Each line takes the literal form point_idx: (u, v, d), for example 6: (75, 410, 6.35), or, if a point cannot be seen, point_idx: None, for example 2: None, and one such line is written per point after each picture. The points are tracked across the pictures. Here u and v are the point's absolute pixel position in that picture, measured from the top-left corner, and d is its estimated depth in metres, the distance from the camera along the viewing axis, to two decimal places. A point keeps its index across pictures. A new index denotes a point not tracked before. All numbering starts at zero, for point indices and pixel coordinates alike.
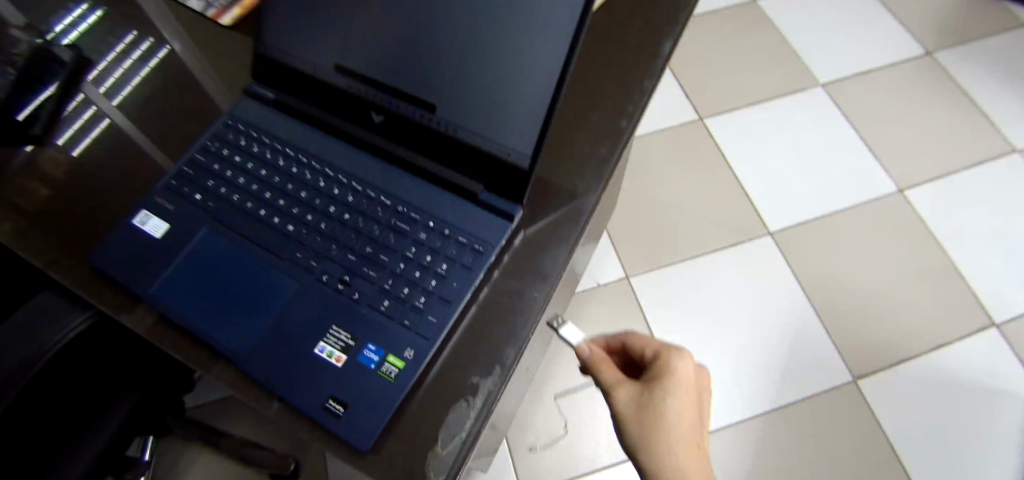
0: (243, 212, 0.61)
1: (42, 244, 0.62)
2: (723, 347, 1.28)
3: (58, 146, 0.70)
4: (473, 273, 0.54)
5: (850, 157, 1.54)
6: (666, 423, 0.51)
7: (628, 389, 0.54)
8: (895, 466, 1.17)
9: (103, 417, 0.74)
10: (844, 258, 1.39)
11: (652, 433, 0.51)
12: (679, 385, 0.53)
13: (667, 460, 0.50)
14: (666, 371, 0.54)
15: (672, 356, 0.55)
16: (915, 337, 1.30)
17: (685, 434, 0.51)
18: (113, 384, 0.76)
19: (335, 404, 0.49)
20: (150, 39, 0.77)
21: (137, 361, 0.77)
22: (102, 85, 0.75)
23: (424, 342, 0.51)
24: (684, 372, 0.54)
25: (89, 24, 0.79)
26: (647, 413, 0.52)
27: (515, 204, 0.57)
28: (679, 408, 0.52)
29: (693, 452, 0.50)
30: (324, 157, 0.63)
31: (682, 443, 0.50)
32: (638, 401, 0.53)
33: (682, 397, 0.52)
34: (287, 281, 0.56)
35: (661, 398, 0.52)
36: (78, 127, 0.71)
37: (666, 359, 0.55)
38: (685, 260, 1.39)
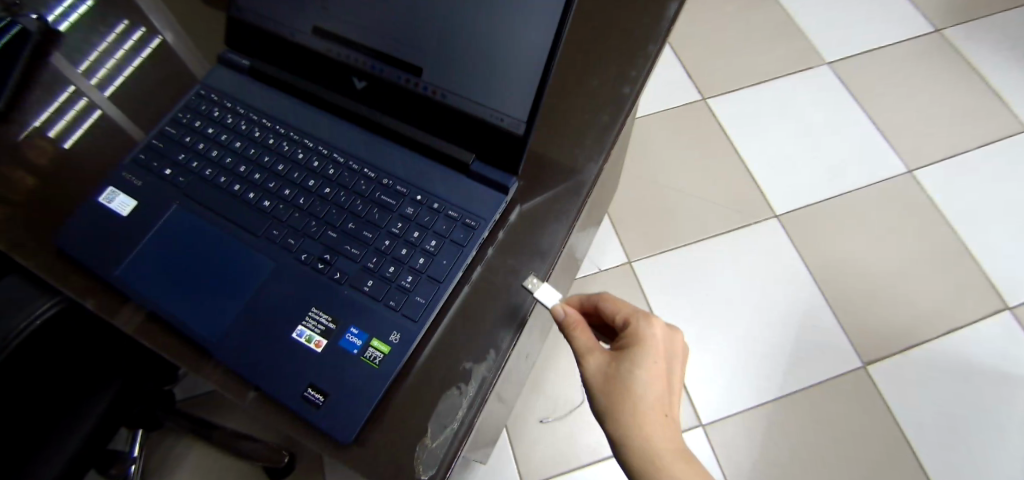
0: (217, 188, 0.56)
1: (22, 241, 0.56)
2: (728, 333, 1.24)
3: (48, 139, 0.63)
4: (465, 250, 0.49)
5: (859, 136, 1.48)
6: (636, 400, 0.46)
7: (596, 358, 0.47)
8: (906, 452, 1.13)
9: (83, 408, 0.68)
10: (852, 240, 1.35)
11: (620, 409, 0.46)
12: (650, 354, 0.47)
13: (636, 436, 0.45)
14: (637, 338, 0.47)
15: (643, 321, 0.48)
16: (924, 321, 1.25)
17: (657, 408, 0.46)
18: (93, 374, 0.70)
19: (314, 393, 0.45)
20: (142, 30, 0.70)
21: (118, 349, 0.72)
22: (93, 77, 0.67)
23: (412, 324, 0.46)
24: (656, 339, 0.47)
25: (82, 12, 0.71)
26: (616, 388, 0.46)
27: (508, 175, 0.52)
28: (651, 381, 0.46)
29: (664, 425, 0.46)
30: (303, 129, 0.58)
31: (651, 420, 0.46)
32: (606, 372, 0.47)
33: (655, 368, 0.46)
34: (263, 260, 0.51)
35: (631, 370, 0.46)
36: (72, 118, 0.64)
37: (636, 325, 0.48)
38: (689, 243, 1.34)
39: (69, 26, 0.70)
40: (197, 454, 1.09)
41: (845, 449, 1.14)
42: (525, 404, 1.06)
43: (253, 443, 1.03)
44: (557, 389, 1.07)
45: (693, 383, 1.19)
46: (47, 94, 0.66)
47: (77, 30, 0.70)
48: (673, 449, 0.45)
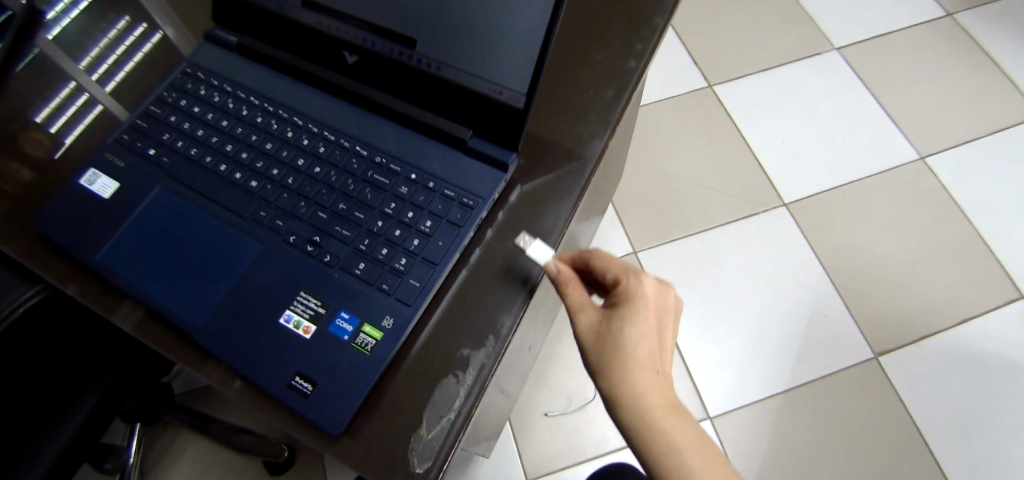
0: (203, 168, 0.54)
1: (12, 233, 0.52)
2: (736, 325, 1.18)
3: (48, 135, 0.59)
4: (462, 231, 0.47)
5: (871, 121, 1.42)
6: (628, 359, 0.43)
7: (586, 316, 0.45)
8: (921, 448, 1.07)
9: (73, 402, 0.64)
10: (864, 228, 1.28)
11: (610, 368, 0.43)
12: (642, 311, 0.44)
13: (628, 397, 0.43)
14: (627, 296, 0.45)
15: (634, 278, 0.45)
16: (939, 311, 1.19)
17: (650, 367, 0.43)
18: (84, 366, 0.67)
19: (302, 381, 0.42)
20: (144, 25, 0.65)
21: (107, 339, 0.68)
22: (96, 72, 0.63)
23: (407, 309, 0.44)
24: (648, 295, 0.45)
25: (80, 10, 0.66)
26: (608, 347, 0.44)
27: (507, 151, 0.49)
28: (643, 339, 0.44)
29: (657, 383, 0.44)
30: (293, 106, 0.55)
31: (646, 379, 0.43)
32: (597, 331, 0.45)
33: (647, 325, 0.44)
34: (249, 243, 0.49)
35: (622, 328, 0.44)
36: (73, 113, 0.60)
37: (627, 282, 0.45)
38: (695, 232, 1.28)
39: (68, 24, 0.65)
40: (195, 449, 1.06)
41: (859, 443, 1.08)
42: (528, 397, 1.03)
43: (249, 436, 1.00)
44: (561, 383, 1.04)
45: (697, 378, 1.13)
46: (46, 88, 0.62)
47: (77, 27, 0.65)
48: (667, 409, 0.43)
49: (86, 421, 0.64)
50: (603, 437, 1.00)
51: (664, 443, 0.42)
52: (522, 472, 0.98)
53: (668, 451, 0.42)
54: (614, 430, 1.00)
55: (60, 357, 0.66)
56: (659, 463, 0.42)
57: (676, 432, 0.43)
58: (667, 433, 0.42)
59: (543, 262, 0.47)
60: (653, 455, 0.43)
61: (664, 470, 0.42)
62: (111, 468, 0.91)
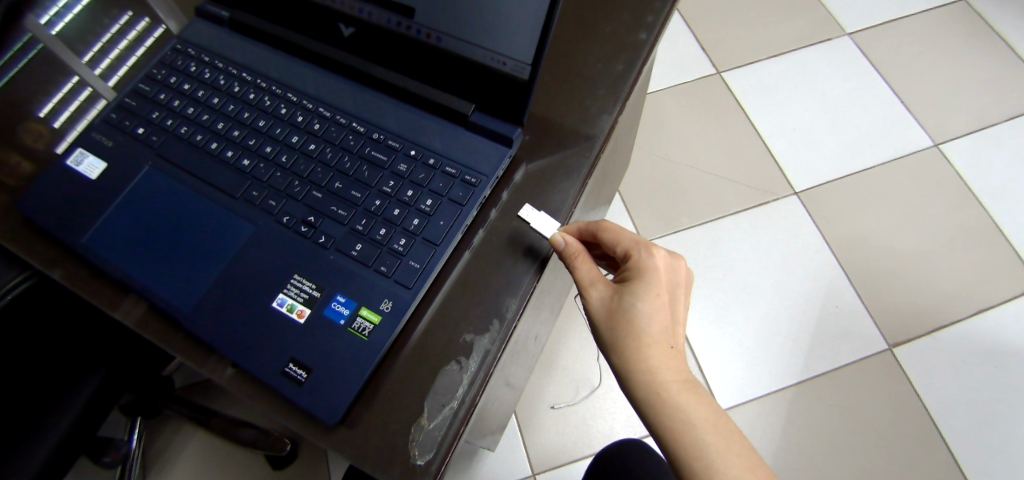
0: (193, 147, 0.51)
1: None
2: (747, 317, 1.13)
3: (52, 130, 0.55)
4: (465, 210, 0.44)
5: (883, 105, 1.34)
6: (639, 333, 0.44)
7: (598, 291, 0.46)
8: (937, 440, 1.03)
9: (69, 394, 0.62)
10: (876, 216, 1.22)
11: (623, 341, 0.44)
12: (652, 285, 0.45)
13: (640, 371, 0.44)
14: (637, 271, 0.45)
15: (644, 251, 0.46)
16: (955, 300, 1.14)
17: (661, 340, 0.44)
18: (78, 358, 0.64)
19: (296, 368, 0.40)
20: (145, 20, 0.61)
21: (100, 330, 0.65)
22: (98, 67, 0.59)
23: (406, 292, 0.41)
24: (658, 270, 0.45)
25: (81, 4, 0.62)
26: (619, 322, 0.45)
27: (512, 125, 0.46)
28: (653, 314, 0.44)
29: (669, 357, 0.44)
30: (286, 82, 0.53)
31: (657, 353, 0.44)
32: (609, 306, 0.45)
33: (658, 300, 0.44)
34: (241, 224, 0.46)
35: (633, 303, 0.45)
36: (77, 108, 0.57)
37: (637, 257, 0.46)
38: (703, 224, 1.22)
39: (71, 18, 0.61)
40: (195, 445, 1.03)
41: (872, 437, 1.04)
42: (534, 389, 1.01)
43: (251, 430, 0.96)
44: (568, 375, 1.02)
45: (702, 372, 1.08)
46: (50, 84, 0.58)
47: (80, 21, 0.61)
48: (679, 380, 0.44)
49: (83, 414, 0.63)
50: (610, 429, 0.98)
51: (678, 416, 0.43)
52: (529, 466, 0.95)
53: (681, 423, 0.43)
54: (622, 422, 0.98)
55: (58, 349, 0.64)
56: (672, 435, 0.43)
57: (689, 405, 0.43)
58: (680, 406, 0.43)
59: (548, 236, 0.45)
60: (665, 427, 0.43)
61: (678, 442, 0.43)
62: (110, 462, 0.88)
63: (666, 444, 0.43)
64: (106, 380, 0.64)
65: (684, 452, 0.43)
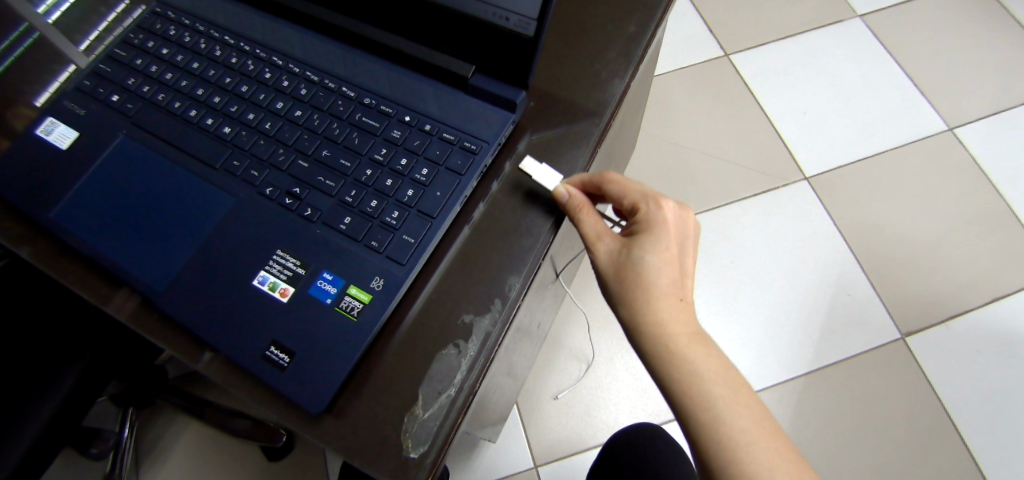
0: (170, 115, 0.47)
1: None
2: (755, 304, 1.03)
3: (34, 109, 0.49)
4: (464, 180, 0.40)
5: (900, 82, 1.20)
6: (648, 286, 0.40)
7: (605, 245, 0.42)
8: (952, 437, 0.93)
9: (46, 388, 0.58)
10: (891, 201, 1.10)
11: (631, 296, 0.41)
12: (662, 238, 0.41)
13: (648, 325, 0.40)
14: (646, 223, 0.41)
15: (653, 204, 0.42)
16: (971, 288, 1.02)
17: (671, 293, 0.41)
18: (59, 349, 0.60)
19: (277, 351, 0.36)
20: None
21: (83, 320, 0.61)
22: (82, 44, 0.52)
23: (399, 269, 0.38)
24: (668, 222, 0.41)
25: None
26: (627, 275, 0.41)
27: (516, 89, 0.42)
28: (662, 268, 0.41)
29: (679, 312, 0.41)
30: (271, 45, 0.48)
31: (667, 307, 0.40)
32: (616, 260, 0.41)
33: (667, 254, 0.41)
34: (219, 195, 0.42)
35: (641, 257, 0.41)
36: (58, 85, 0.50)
37: (645, 209, 0.42)
38: (705, 209, 1.11)
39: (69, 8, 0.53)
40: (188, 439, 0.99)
41: (888, 433, 0.94)
42: (537, 377, 0.97)
43: (247, 421, 0.93)
44: (571, 363, 0.98)
45: None
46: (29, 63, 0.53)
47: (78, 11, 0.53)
48: (689, 334, 0.40)
49: (60, 408, 0.58)
50: (614, 421, 0.95)
51: (687, 371, 0.40)
52: (531, 457, 0.92)
53: (691, 379, 0.39)
54: (626, 414, 0.95)
55: (37, 338, 0.60)
56: (681, 391, 0.40)
57: (700, 360, 0.40)
58: (691, 362, 0.40)
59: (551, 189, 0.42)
60: (674, 383, 0.40)
61: (687, 398, 0.39)
62: (97, 452, 0.88)
63: (676, 400, 0.40)
64: (86, 370, 0.60)
65: (694, 409, 0.39)
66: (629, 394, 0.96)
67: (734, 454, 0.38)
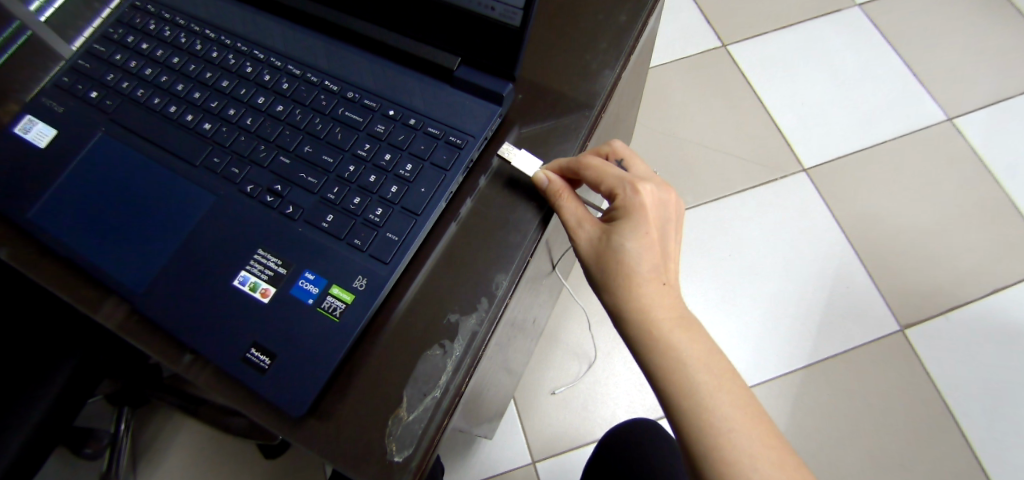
0: (150, 111, 0.46)
1: None
2: (754, 297, 1.02)
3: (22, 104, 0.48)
4: (449, 175, 0.39)
5: (898, 72, 1.19)
6: (630, 273, 0.40)
7: (585, 232, 0.41)
8: (952, 429, 0.92)
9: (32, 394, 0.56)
10: (890, 193, 1.08)
11: (614, 283, 0.40)
12: (641, 224, 0.40)
13: (632, 311, 0.40)
14: (623, 209, 0.40)
15: (630, 189, 0.40)
16: (971, 279, 1.01)
17: (653, 279, 0.40)
18: (46, 354, 0.58)
19: (258, 354, 0.36)
20: None
21: (70, 323, 0.59)
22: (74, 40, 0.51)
23: (383, 268, 0.37)
24: (646, 208, 0.40)
25: None
26: (609, 261, 0.40)
27: (502, 81, 0.41)
28: (644, 254, 0.40)
29: (662, 297, 0.40)
30: (253, 38, 0.47)
31: (649, 293, 0.40)
32: (597, 247, 0.41)
33: (648, 239, 0.40)
34: (200, 193, 0.41)
35: (622, 243, 0.40)
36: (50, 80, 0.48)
37: (622, 194, 0.40)
38: (703, 203, 1.10)
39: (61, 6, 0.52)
40: (186, 438, 0.97)
41: (888, 426, 0.93)
42: (534, 373, 0.96)
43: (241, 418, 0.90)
44: (569, 359, 0.97)
45: None
46: None
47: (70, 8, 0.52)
48: (673, 319, 0.40)
49: (46, 415, 0.56)
50: (612, 416, 0.94)
51: (671, 357, 0.39)
52: (529, 453, 0.92)
53: (675, 365, 0.39)
54: (624, 408, 0.94)
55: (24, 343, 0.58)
56: (665, 377, 0.39)
57: (683, 345, 0.39)
58: (675, 348, 0.39)
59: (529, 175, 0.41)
60: (658, 369, 0.39)
61: (671, 385, 0.39)
62: (92, 453, 0.86)
63: (659, 387, 0.39)
64: (77, 369, 0.59)
65: (678, 395, 0.39)
66: (627, 388, 0.95)
67: (717, 443, 0.37)
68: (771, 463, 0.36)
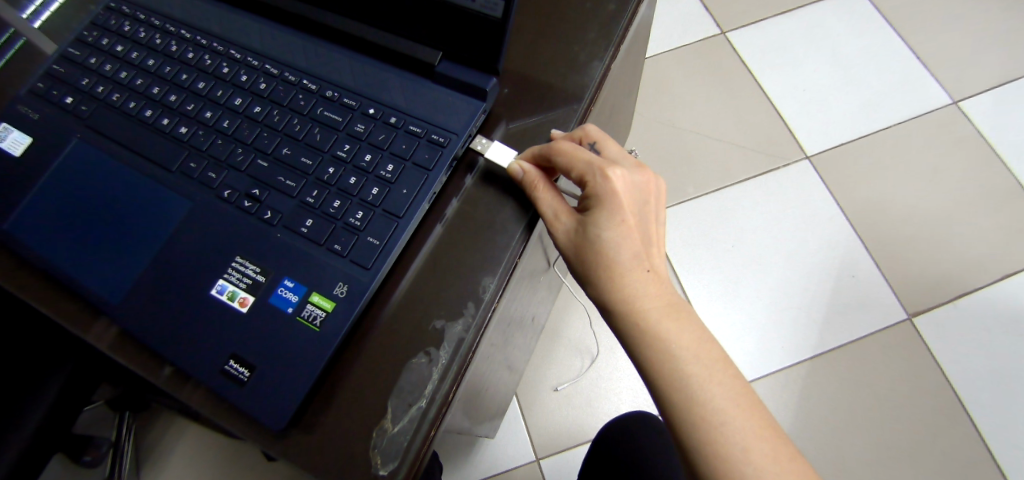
0: (126, 116, 0.44)
1: None
2: (758, 289, 1.00)
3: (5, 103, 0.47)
4: (432, 175, 0.38)
5: (902, 55, 1.16)
6: (610, 263, 0.38)
7: (563, 224, 0.39)
8: (962, 418, 0.90)
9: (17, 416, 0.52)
10: (895, 178, 1.06)
11: (597, 275, 0.39)
12: (617, 211, 0.38)
13: (618, 304, 0.38)
14: (595, 198, 0.38)
15: (600, 175, 0.38)
16: (979, 266, 0.99)
17: (635, 268, 0.38)
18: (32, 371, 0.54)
19: (237, 366, 0.34)
20: None
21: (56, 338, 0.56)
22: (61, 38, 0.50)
23: (364, 274, 0.35)
24: (619, 194, 0.38)
25: None
26: (588, 253, 0.38)
27: (485, 76, 0.40)
28: (622, 243, 0.38)
29: (646, 285, 0.39)
30: (229, 38, 0.45)
31: (633, 283, 0.38)
32: (575, 239, 0.39)
33: (624, 227, 0.38)
34: (176, 200, 0.40)
35: (599, 234, 0.38)
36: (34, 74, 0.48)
37: (592, 182, 0.38)
38: (705, 194, 1.08)
39: (59, 8, 0.52)
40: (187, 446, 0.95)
41: (896, 415, 0.91)
42: (537, 369, 0.95)
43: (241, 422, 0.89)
44: (572, 354, 0.96)
45: None
46: None
47: (69, 9, 0.52)
48: (659, 307, 0.38)
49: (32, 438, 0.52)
50: (616, 411, 0.93)
51: (661, 349, 0.38)
52: (533, 451, 0.90)
53: (666, 357, 0.38)
54: (628, 403, 0.93)
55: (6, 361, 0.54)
56: (656, 370, 0.38)
57: (672, 335, 0.38)
58: (664, 338, 0.38)
59: (505, 167, 0.40)
60: (648, 361, 0.38)
61: (662, 378, 0.37)
62: (91, 460, 0.82)
63: (651, 380, 0.38)
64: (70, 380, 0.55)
65: (669, 389, 0.37)
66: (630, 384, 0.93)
67: (712, 437, 0.35)
68: (766, 454, 0.35)
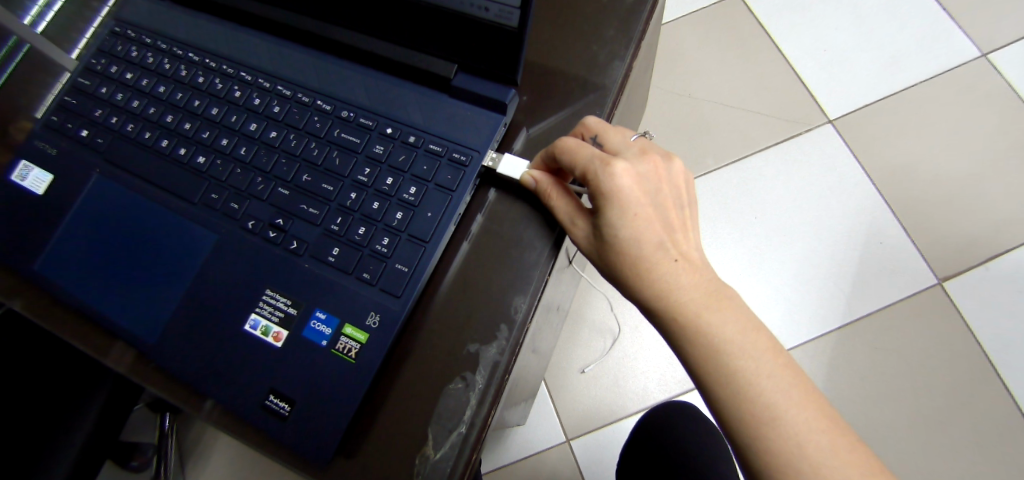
0: (143, 148, 0.44)
1: None
2: (782, 260, 0.93)
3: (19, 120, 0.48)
4: (456, 196, 0.37)
5: (928, 8, 1.05)
6: (634, 261, 0.37)
7: (580, 229, 0.38)
8: (998, 388, 0.84)
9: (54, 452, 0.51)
10: (922, 138, 0.97)
11: (625, 277, 0.38)
12: (626, 207, 0.36)
13: (653, 305, 0.38)
14: (602, 195, 0.36)
15: (603, 171, 0.36)
16: (1015, 224, 0.90)
17: (660, 264, 0.37)
18: (66, 404, 0.53)
19: (277, 401, 0.35)
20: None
21: (88, 368, 0.55)
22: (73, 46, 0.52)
23: (394, 302, 0.35)
24: (625, 188, 0.36)
25: None
26: (610, 252, 0.37)
27: (503, 87, 0.38)
28: (639, 239, 0.37)
29: (678, 281, 0.37)
30: (238, 58, 0.44)
31: (662, 278, 0.37)
32: (595, 241, 0.38)
33: (638, 221, 0.37)
34: (203, 233, 0.40)
35: (615, 233, 0.37)
36: (59, 91, 0.49)
37: (596, 179, 0.36)
38: (721, 165, 0.99)
39: (61, 9, 0.52)
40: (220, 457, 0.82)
41: (927, 384, 0.85)
42: (560, 352, 0.91)
43: None
44: (594, 334, 0.91)
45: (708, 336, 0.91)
46: None
47: (72, 14, 0.52)
48: (693, 302, 0.37)
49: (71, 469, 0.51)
50: (643, 389, 0.88)
51: (705, 347, 0.37)
52: (562, 432, 0.87)
53: (708, 355, 0.37)
54: (655, 381, 0.88)
55: (41, 397, 0.53)
56: (700, 368, 0.37)
57: (711, 330, 0.37)
58: (704, 336, 0.37)
59: (515, 178, 0.38)
60: (692, 359, 0.37)
61: (706, 376, 0.37)
62: (138, 465, 0.82)
63: (697, 378, 0.38)
64: (108, 403, 0.54)
65: (715, 386, 0.37)
66: (653, 367, 0.88)
67: (762, 433, 0.35)
68: (819, 447, 0.35)
